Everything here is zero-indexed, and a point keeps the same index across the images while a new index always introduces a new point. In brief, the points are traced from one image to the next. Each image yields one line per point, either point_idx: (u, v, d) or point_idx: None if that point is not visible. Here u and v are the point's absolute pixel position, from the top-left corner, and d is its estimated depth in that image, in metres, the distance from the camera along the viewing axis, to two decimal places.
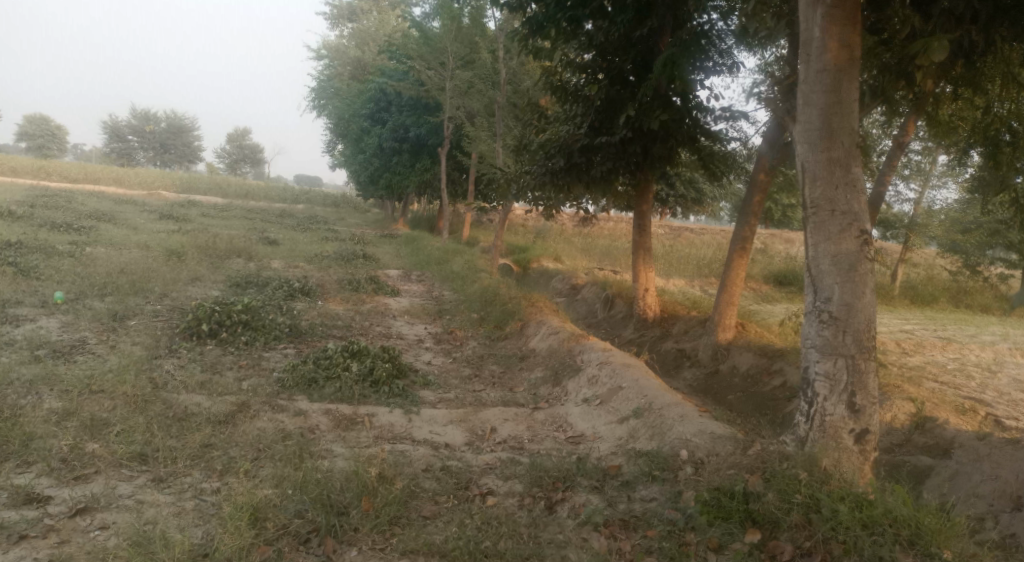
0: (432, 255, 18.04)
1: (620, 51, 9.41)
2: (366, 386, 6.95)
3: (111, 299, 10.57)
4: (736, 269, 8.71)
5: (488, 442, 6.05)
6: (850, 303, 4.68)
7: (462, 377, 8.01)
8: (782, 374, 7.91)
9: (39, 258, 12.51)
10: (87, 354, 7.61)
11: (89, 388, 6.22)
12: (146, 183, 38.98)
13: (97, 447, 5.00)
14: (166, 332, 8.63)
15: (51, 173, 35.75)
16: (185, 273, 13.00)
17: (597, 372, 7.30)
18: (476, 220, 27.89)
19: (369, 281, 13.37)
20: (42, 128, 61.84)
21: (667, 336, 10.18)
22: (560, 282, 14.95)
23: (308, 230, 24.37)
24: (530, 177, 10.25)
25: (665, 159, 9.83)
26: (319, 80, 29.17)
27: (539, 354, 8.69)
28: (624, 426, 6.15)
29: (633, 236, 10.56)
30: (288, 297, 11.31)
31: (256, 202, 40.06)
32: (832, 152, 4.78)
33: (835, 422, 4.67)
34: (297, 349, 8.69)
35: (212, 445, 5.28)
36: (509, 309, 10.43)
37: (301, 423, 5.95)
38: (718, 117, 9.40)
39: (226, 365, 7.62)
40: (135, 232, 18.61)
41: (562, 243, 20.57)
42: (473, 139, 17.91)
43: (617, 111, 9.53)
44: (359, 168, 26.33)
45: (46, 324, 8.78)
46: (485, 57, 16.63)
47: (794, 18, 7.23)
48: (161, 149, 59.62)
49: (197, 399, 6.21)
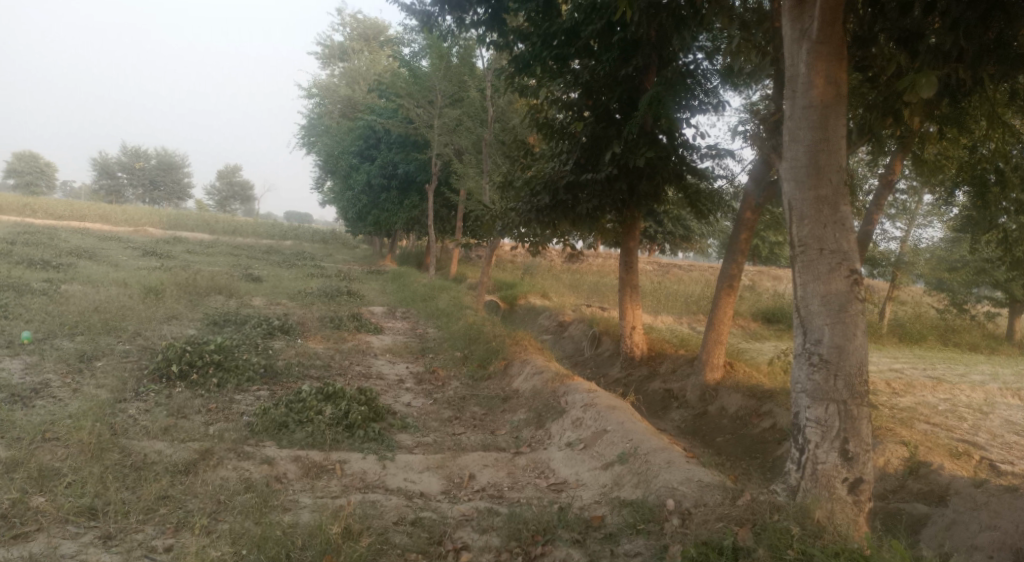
0: (418, 291, 17.80)
1: (605, 88, 9.23)
2: (339, 431, 6.63)
3: (82, 339, 10.21)
4: (723, 306, 8.53)
5: (465, 491, 5.74)
6: (840, 345, 4.46)
7: (441, 420, 7.70)
8: (771, 416, 7.66)
9: (12, 296, 12.16)
10: (47, 398, 7.26)
11: (42, 436, 5.87)
12: (133, 220, 38.64)
13: (43, 501, 4.67)
14: (134, 374, 8.29)
15: (36, 210, 35.30)
16: (162, 312, 12.65)
17: (582, 414, 7.01)
18: (464, 256, 27.70)
19: (351, 318, 13.08)
20: (31, 165, 61.69)
21: (655, 375, 9.92)
22: (546, 320, 14.71)
23: (293, 266, 24.06)
24: (514, 214, 10.05)
25: (651, 196, 9.70)
26: (309, 117, 29.16)
27: (522, 396, 8.39)
28: (608, 473, 5.86)
29: (620, 273, 10.37)
30: (266, 335, 10.98)
31: (244, 238, 39.76)
32: (820, 190, 4.60)
33: (828, 471, 4.41)
34: (271, 391, 8.36)
35: (169, 497, 4.95)
36: (493, 347, 10.15)
37: (268, 471, 5.64)
38: (704, 154, 9.28)
39: (194, 409, 7.28)
40: (115, 269, 18.28)
41: (549, 279, 20.38)
42: (460, 175, 17.82)
43: (602, 148, 9.39)
44: (347, 204, 26.19)
45: (8, 366, 8.41)
46: (473, 94, 16.65)
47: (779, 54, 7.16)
48: (150, 187, 59.41)
49: (159, 446, 5.88)
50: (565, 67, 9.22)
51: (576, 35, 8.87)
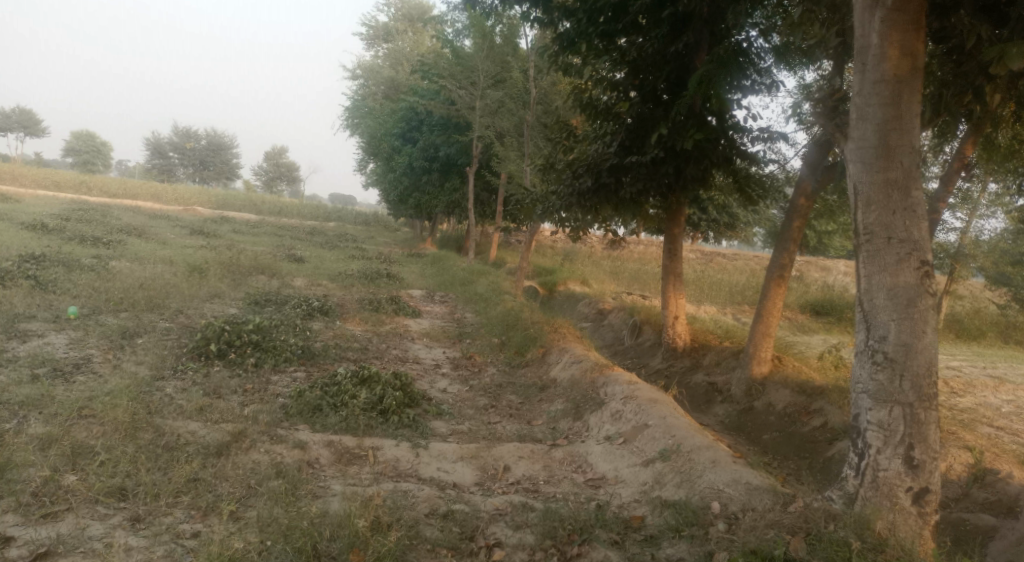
0: (457, 275, 17.67)
1: (653, 68, 8.96)
2: (373, 416, 6.50)
3: (126, 316, 10.31)
4: (773, 298, 8.17)
5: (500, 483, 5.57)
6: (907, 343, 4.15)
7: (477, 408, 7.53)
8: (822, 414, 7.35)
9: (62, 271, 12.37)
10: (87, 373, 7.30)
11: (79, 412, 5.87)
12: (183, 199, 39.38)
13: (75, 480, 4.64)
14: (173, 352, 8.30)
15: (92, 188, 36.17)
16: (205, 290, 12.75)
17: (621, 407, 6.77)
18: (504, 240, 27.53)
19: (390, 301, 12.99)
20: (88, 144, 63.50)
21: (698, 368, 9.62)
22: (586, 307, 14.43)
23: (336, 248, 24.18)
24: (555, 197, 9.81)
25: (699, 181, 9.35)
26: (353, 99, 29.14)
27: (560, 385, 8.17)
28: (648, 470, 5.62)
29: (664, 261, 10.05)
30: (306, 316, 10.96)
31: (289, 219, 40.23)
32: (890, 173, 4.27)
33: (889, 479, 4.11)
34: (308, 372, 8.30)
35: (199, 480, 4.87)
36: (531, 334, 9.93)
37: (300, 456, 5.55)
38: (755, 138, 8.89)
39: (231, 389, 7.26)
40: (163, 247, 18.57)
41: (590, 266, 20.07)
42: (501, 158, 17.60)
43: (649, 130, 9.07)
44: (389, 186, 26.20)
45: (53, 340, 8.52)
46: (516, 76, 16.37)
47: (845, 29, 6.73)
48: (200, 167, 60.44)
49: (192, 427, 5.83)
50: (611, 44, 8.79)
51: (623, 11, 8.52)
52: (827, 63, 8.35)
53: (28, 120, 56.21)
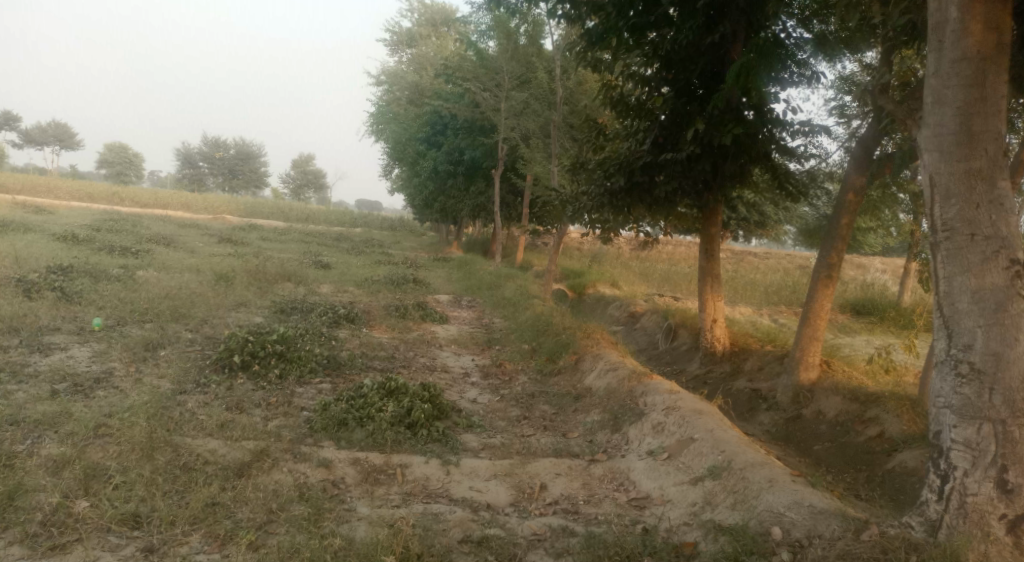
0: (484, 279, 17.36)
1: (686, 63, 8.47)
2: (401, 430, 6.17)
3: (151, 327, 10.12)
4: (821, 300, 7.74)
5: (537, 503, 5.22)
6: (997, 353, 3.90)
7: (509, 420, 7.17)
8: (878, 423, 6.92)
9: (88, 282, 12.25)
10: (109, 388, 7.07)
11: (96, 431, 5.61)
12: (211, 208, 39.55)
13: (87, 506, 4.37)
14: (196, 364, 8.06)
15: (125, 199, 36.48)
16: (231, 299, 12.54)
17: (663, 418, 6.37)
18: (531, 243, 27.16)
19: (416, 307, 12.69)
20: (121, 155, 64.47)
21: (739, 373, 9.13)
22: (617, 310, 14.01)
23: (363, 254, 23.94)
24: (586, 198, 9.45)
25: (737, 178, 8.90)
26: (377, 104, 28.97)
27: (596, 394, 7.75)
28: (697, 489, 5.25)
29: (700, 262, 9.62)
30: (332, 325, 10.69)
31: (316, 225, 40.24)
32: (972, 161, 4.03)
33: (980, 504, 3.87)
34: (333, 384, 7.99)
35: (218, 505, 4.58)
36: (564, 341, 9.52)
37: (325, 476, 5.26)
38: (795, 132, 8.42)
39: (254, 403, 6.99)
40: (191, 256, 18.50)
41: (619, 267, 19.63)
42: (528, 160, 17.23)
43: (683, 126, 8.75)
44: (416, 190, 25.99)
45: (77, 354, 8.33)
46: (541, 76, 16.00)
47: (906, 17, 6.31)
48: (230, 176, 60.95)
49: (212, 445, 5.54)
50: (642, 38, 8.31)
51: (655, 2, 8.05)
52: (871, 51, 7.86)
53: (63, 133, 57.10)
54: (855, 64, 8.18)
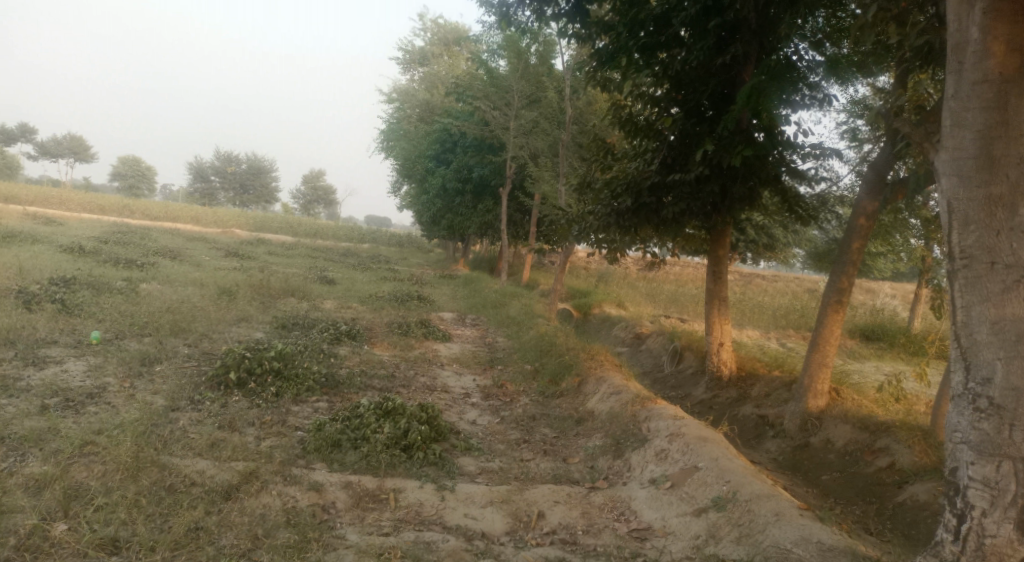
0: (488, 297, 17.22)
1: (697, 84, 8.35)
2: (396, 453, 5.98)
3: (149, 341, 10.00)
4: (831, 327, 7.57)
5: (534, 532, 5.05)
6: (1017, 388, 3.74)
7: (509, 443, 6.98)
8: (888, 453, 6.73)
9: (90, 294, 12.16)
10: (101, 404, 6.93)
11: (82, 449, 5.46)
12: (221, 222, 39.65)
13: (64, 530, 4.23)
14: (192, 380, 7.92)
15: (135, 212, 36.60)
16: (233, 314, 12.42)
17: (667, 445, 6.19)
18: (538, 262, 27.05)
19: (419, 325, 12.53)
20: (134, 168, 64.93)
21: (745, 399, 8.92)
22: (622, 331, 13.81)
23: (368, 270, 23.84)
24: (591, 217, 9.31)
25: (746, 200, 8.74)
26: (387, 121, 29.01)
27: (598, 419, 7.55)
28: (700, 521, 5.08)
29: (707, 284, 9.45)
30: (333, 342, 10.54)
31: (324, 241, 40.25)
32: (992, 187, 3.89)
33: (999, 547, 3.70)
34: (330, 403, 7.83)
35: (201, 530, 4.43)
36: (567, 362, 9.33)
37: (315, 500, 5.10)
38: (806, 155, 8.26)
39: (247, 422, 6.82)
40: (197, 270, 18.43)
41: (626, 288, 19.45)
42: (535, 179, 17.12)
43: (692, 147, 8.58)
44: (423, 208, 25.95)
45: (72, 368, 8.20)
46: (551, 96, 15.92)
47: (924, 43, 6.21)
48: (240, 191, 61.22)
49: (201, 466, 5.38)
50: (653, 57, 8.16)
51: (666, 23, 8.00)
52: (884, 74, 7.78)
53: (79, 146, 57.50)
54: (867, 88, 8.08)
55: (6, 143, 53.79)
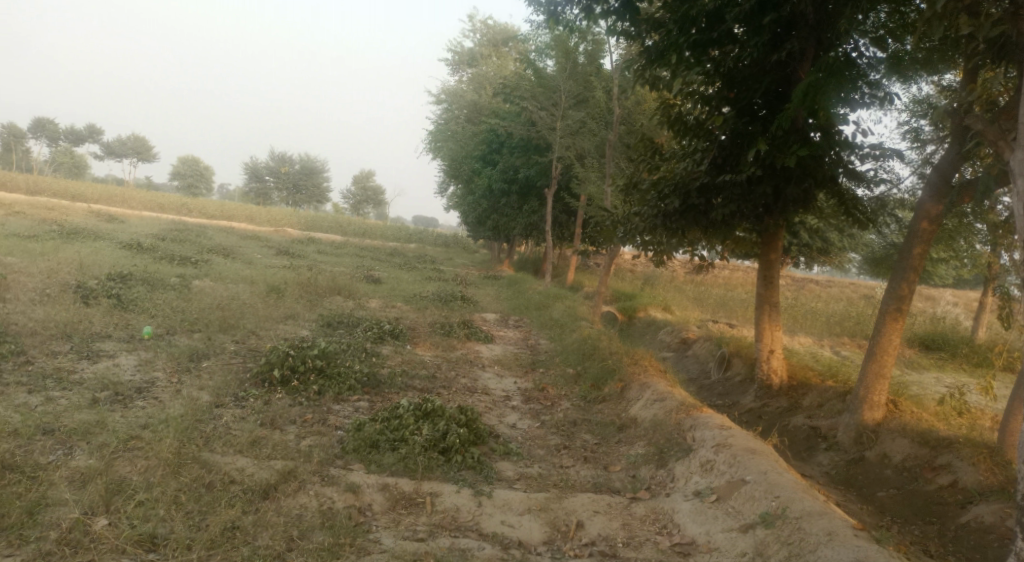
0: (533, 299, 17.10)
1: (750, 82, 8.09)
2: (434, 456, 5.91)
3: (199, 337, 10.16)
4: (890, 336, 7.22)
5: (572, 543, 4.93)
6: None
7: (549, 448, 6.86)
8: (951, 471, 6.42)
9: (145, 290, 12.44)
10: (148, 399, 7.04)
11: (127, 443, 5.52)
12: (274, 221, 40.46)
13: (104, 525, 4.29)
14: (237, 376, 8.00)
15: (192, 210, 37.59)
16: (281, 312, 12.57)
17: (712, 456, 5.98)
18: (584, 264, 26.83)
19: (463, 325, 12.49)
20: (193, 168, 66.78)
21: (797, 409, 8.61)
22: (668, 335, 13.54)
23: (414, 269, 23.98)
24: (637, 219, 9.13)
25: (800, 202, 8.45)
26: (436, 122, 29.14)
27: (641, 425, 7.36)
28: (747, 537, 4.91)
29: (757, 289, 9.17)
30: (376, 341, 10.55)
31: (372, 240, 40.72)
32: None
33: None
34: (371, 403, 7.81)
35: (237, 529, 4.45)
36: (610, 366, 9.16)
37: (352, 501, 5.07)
38: (864, 156, 7.95)
39: (289, 420, 6.84)
40: (248, 267, 18.78)
41: (673, 291, 19.12)
42: (582, 180, 16.95)
43: (744, 147, 8.26)
44: (469, 208, 25.98)
45: (123, 362, 8.37)
46: (598, 95, 15.71)
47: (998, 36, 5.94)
48: (293, 190, 62.39)
49: (241, 464, 5.39)
50: (704, 54, 7.95)
51: (719, 19, 7.76)
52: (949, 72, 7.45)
53: (142, 146, 59.33)
54: (931, 86, 7.74)
55: (74, 143, 55.84)
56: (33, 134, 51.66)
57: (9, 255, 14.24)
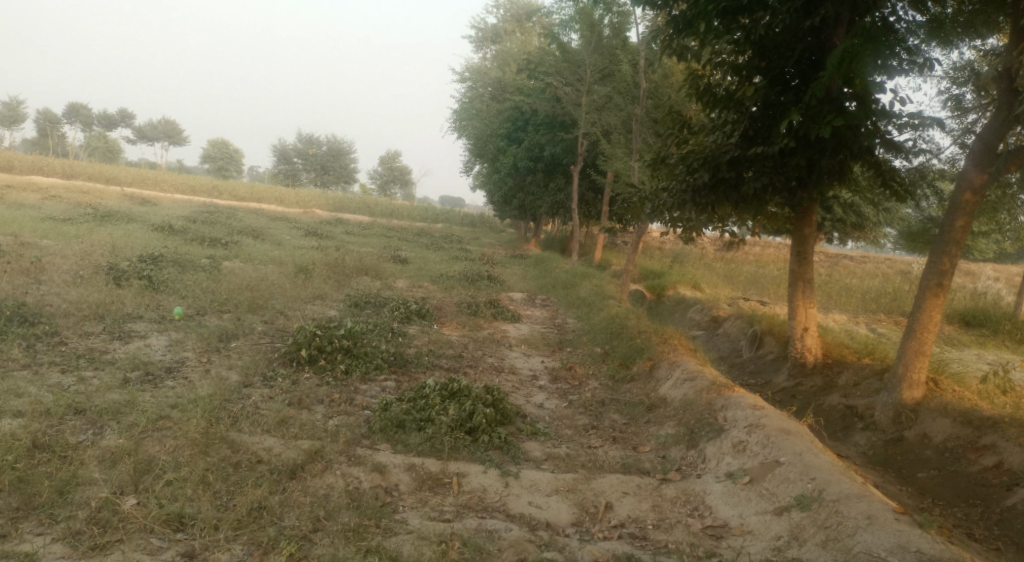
0: (560, 278, 16.97)
1: (782, 50, 7.82)
2: (460, 436, 5.85)
3: (228, 317, 10.22)
4: (930, 312, 6.98)
5: (601, 525, 4.86)
6: None
7: (577, 428, 6.78)
8: (994, 452, 6.23)
9: (176, 271, 12.55)
10: (178, 378, 7.08)
11: (156, 423, 5.55)
12: (303, 202, 40.72)
13: (133, 505, 4.31)
14: (265, 356, 8.01)
15: (223, 192, 37.95)
16: (310, 292, 12.61)
17: (745, 437, 5.86)
18: (612, 242, 26.60)
19: (489, 305, 12.42)
20: (223, 151, 67.39)
21: (831, 388, 8.41)
22: (698, 313, 13.34)
23: (441, 249, 23.93)
24: (666, 195, 8.93)
25: (835, 175, 8.19)
26: (461, 100, 28.94)
27: (671, 405, 7.24)
28: (782, 521, 4.81)
29: (790, 266, 8.95)
30: (403, 320, 10.53)
31: (400, 220, 40.79)
32: None
33: None
34: (398, 382, 7.78)
35: (265, 509, 4.44)
36: (639, 345, 9.02)
37: (378, 481, 5.05)
38: (903, 125, 7.65)
39: (316, 399, 6.85)
40: (277, 248, 18.89)
41: (702, 269, 18.86)
42: (609, 157, 16.68)
43: (775, 119, 8.03)
44: (496, 187, 25.84)
45: (154, 342, 8.44)
46: (624, 69, 15.42)
47: None
48: (321, 171, 62.70)
49: (268, 443, 5.38)
50: (733, 23, 7.68)
51: None
52: (993, 36, 7.17)
53: (173, 129, 59.90)
54: (973, 51, 7.43)
55: (107, 127, 56.58)
56: (68, 119, 52.44)
57: (44, 237, 14.46)
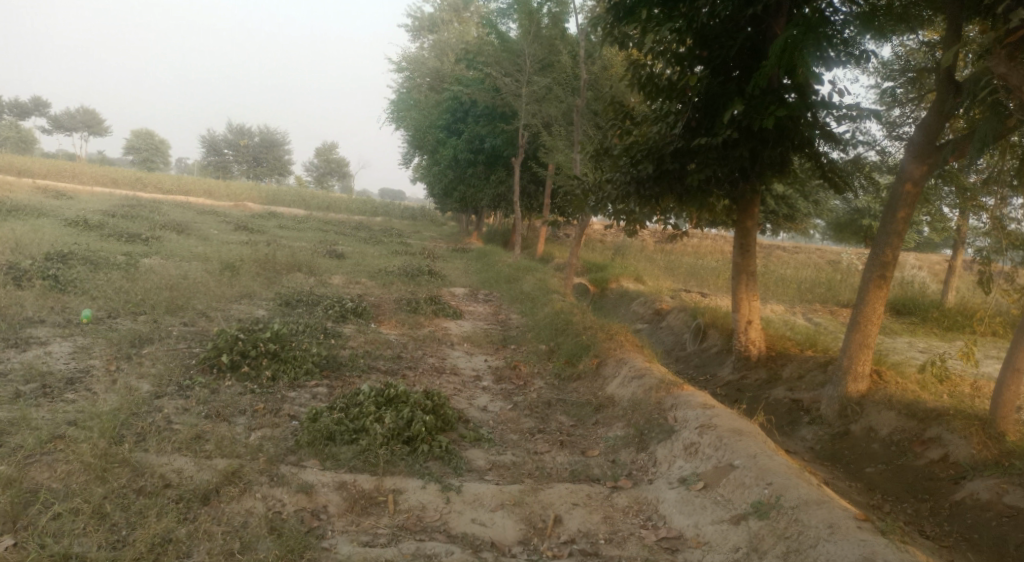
0: (502, 272, 16.58)
1: (723, 39, 7.58)
2: (397, 447, 5.39)
3: (144, 320, 9.44)
4: (873, 304, 6.87)
5: (550, 542, 4.51)
6: None
7: (522, 433, 6.39)
8: (940, 444, 6.13)
9: (87, 270, 11.60)
10: (80, 390, 6.37)
11: (47, 444, 4.90)
12: (234, 195, 39.14)
13: (9, 547, 3.74)
14: (182, 363, 7.33)
15: (147, 184, 36.12)
16: (237, 291, 11.85)
17: (697, 438, 5.58)
18: (552, 235, 26.38)
19: (429, 301, 11.94)
20: (148, 142, 64.42)
21: (777, 381, 8.26)
22: (641, 307, 13.14)
23: (379, 243, 23.24)
24: (610, 186, 8.57)
25: (777, 165, 8.01)
26: (398, 91, 28.16)
27: (619, 405, 6.93)
28: (739, 530, 4.55)
29: (734, 257, 8.76)
30: (337, 320, 9.93)
31: (336, 214, 39.67)
32: None
33: None
34: (330, 388, 7.24)
35: (171, 543, 3.93)
36: (584, 341, 8.69)
37: (305, 504, 4.57)
38: (841, 117, 7.49)
39: (238, 410, 6.26)
40: (204, 244, 17.91)
41: (643, 261, 18.79)
42: (549, 149, 16.33)
43: (718, 109, 7.84)
44: (435, 178, 25.23)
45: (56, 349, 7.65)
46: (564, 61, 15.11)
47: None
48: (253, 164, 60.66)
49: (178, 464, 4.80)
50: (674, 11, 7.41)
51: None
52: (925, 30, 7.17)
53: (92, 119, 56.84)
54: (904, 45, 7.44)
55: (20, 116, 53.23)
56: None
57: None
